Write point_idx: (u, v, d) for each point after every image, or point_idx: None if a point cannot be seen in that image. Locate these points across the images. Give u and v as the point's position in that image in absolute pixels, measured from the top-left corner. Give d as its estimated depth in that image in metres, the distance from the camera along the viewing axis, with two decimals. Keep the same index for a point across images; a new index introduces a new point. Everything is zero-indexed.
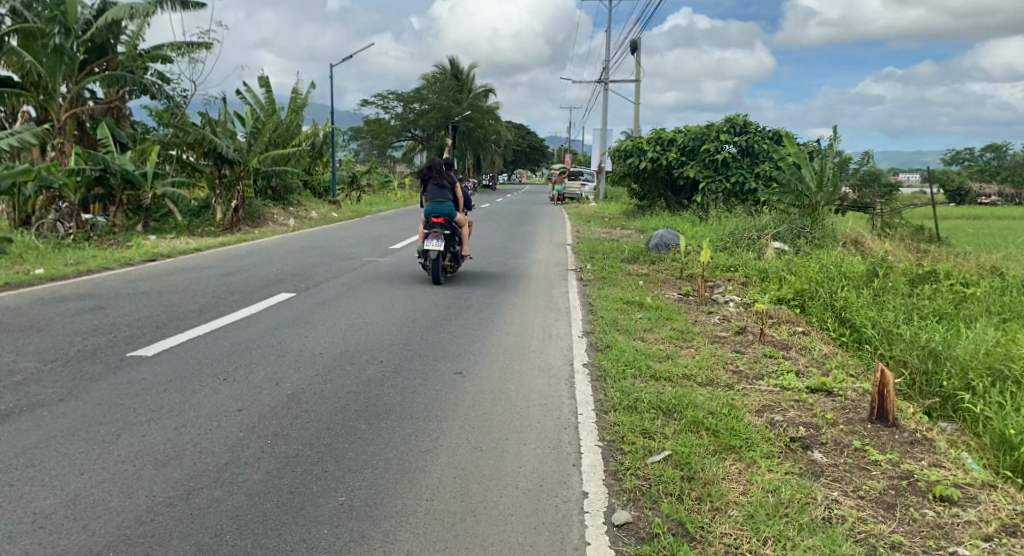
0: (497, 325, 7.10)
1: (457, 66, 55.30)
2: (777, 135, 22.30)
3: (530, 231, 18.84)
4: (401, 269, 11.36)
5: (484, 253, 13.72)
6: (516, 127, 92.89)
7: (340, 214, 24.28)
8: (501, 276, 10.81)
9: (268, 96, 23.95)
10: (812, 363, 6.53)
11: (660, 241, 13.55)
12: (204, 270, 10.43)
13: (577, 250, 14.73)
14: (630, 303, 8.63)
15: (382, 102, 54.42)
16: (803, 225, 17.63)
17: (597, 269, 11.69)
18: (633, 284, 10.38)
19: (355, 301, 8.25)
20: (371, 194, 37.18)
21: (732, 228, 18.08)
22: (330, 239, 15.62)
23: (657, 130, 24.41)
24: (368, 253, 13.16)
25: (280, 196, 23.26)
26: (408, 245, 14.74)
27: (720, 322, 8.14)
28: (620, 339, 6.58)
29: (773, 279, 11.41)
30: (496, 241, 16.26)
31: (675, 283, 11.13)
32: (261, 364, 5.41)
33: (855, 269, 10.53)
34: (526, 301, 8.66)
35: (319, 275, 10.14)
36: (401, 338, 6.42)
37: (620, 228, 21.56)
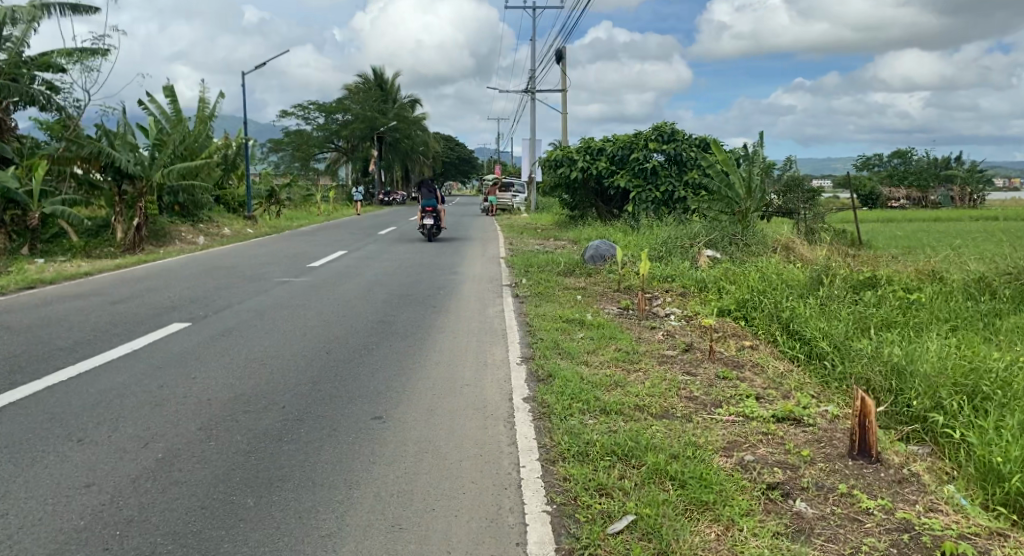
0: (422, 354, 6.26)
1: (380, 78, 54.19)
2: (704, 143, 22.22)
3: (459, 245, 18.06)
4: (318, 289, 10.41)
5: (409, 270, 12.86)
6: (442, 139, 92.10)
7: (256, 231, 22.96)
8: (428, 294, 9.98)
9: (174, 107, 22.47)
10: (769, 384, 5.91)
11: (596, 252, 12.99)
12: (89, 298, 9.25)
13: (509, 263, 14.04)
14: (569, 321, 7.93)
15: (301, 114, 52.77)
16: (734, 232, 17.44)
17: (532, 284, 11.03)
18: (571, 300, 9.71)
19: (260, 329, 7.30)
20: (293, 210, 35.75)
21: (665, 237, 17.76)
22: (242, 258, 14.45)
23: (585, 139, 24.05)
24: (283, 272, 12.14)
25: (189, 212, 21.72)
26: (327, 263, 13.77)
27: (666, 340, 7.50)
28: (561, 365, 5.83)
29: (713, 289, 10.95)
30: (423, 256, 15.44)
31: (613, 298, 10.53)
32: (130, 417, 4.45)
33: (796, 277, 10.15)
34: (454, 322, 7.86)
35: (222, 300, 9.12)
36: (308, 375, 5.51)
37: (551, 239, 21.03)
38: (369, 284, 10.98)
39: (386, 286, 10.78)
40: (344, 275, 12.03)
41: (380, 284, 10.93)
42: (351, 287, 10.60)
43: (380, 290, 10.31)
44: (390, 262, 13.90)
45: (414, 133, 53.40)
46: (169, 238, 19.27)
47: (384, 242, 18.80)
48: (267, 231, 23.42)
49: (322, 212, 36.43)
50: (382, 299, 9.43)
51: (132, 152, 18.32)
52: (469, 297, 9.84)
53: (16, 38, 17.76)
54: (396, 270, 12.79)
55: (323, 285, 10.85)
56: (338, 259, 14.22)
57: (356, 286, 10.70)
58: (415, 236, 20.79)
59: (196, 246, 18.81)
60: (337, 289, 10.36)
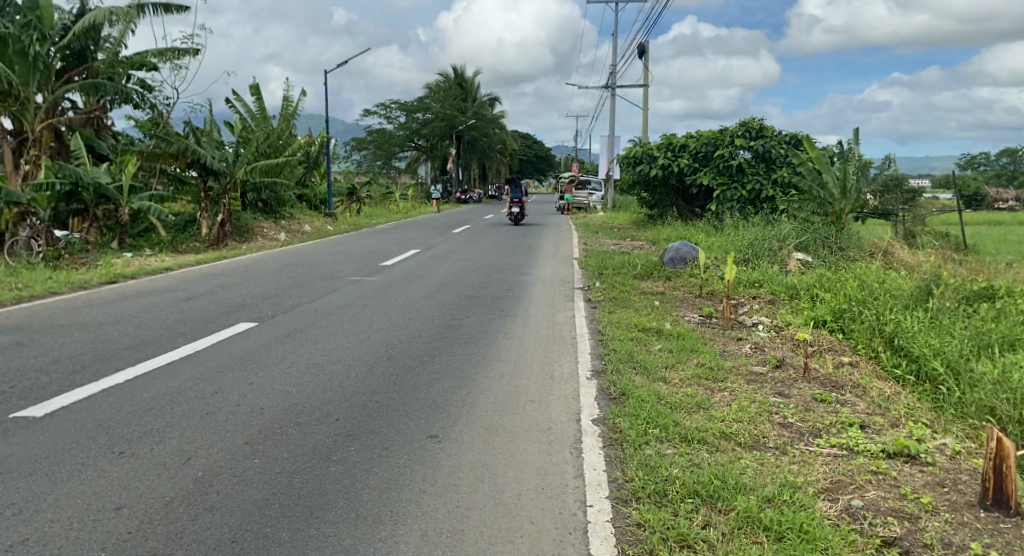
0: (488, 363, 5.88)
1: (461, 75, 54.39)
2: (794, 140, 21.15)
3: (534, 244, 17.68)
4: (388, 289, 10.20)
5: (482, 270, 12.55)
6: (522, 137, 92.05)
7: (336, 227, 23.18)
8: (499, 297, 9.61)
9: (259, 105, 22.90)
10: (873, 410, 5.27)
11: (676, 254, 12.37)
12: (165, 294, 9.29)
13: (585, 264, 13.56)
14: (647, 330, 7.41)
15: (384, 112, 53.45)
16: (826, 234, 16.46)
17: (608, 288, 10.54)
18: (650, 306, 9.18)
19: (325, 331, 7.07)
20: (373, 206, 36.17)
21: (751, 239, 16.92)
22: (318, 255, 14.45)
23: (667, 135, 23.29)
24: (356, 271, 12.02)
25: (271, 209, 22.07)
26: (401, 261, 13.61)
27: (754, 354, 6.90)
28: (637, 382, 5.33)
29: (804, 297, 10.20)
30: (498, 255, 15.14)
31: (695, 304, 9.92)
32: (178, 426, 4.22)
33: (898, 286, 9.32)
34: (525, 328, 7.46)
35: (292, 299, 8.99)
36: (366, 384, 5.20)
37: (630, 239, 20.40)
38: (440, 284, 10.70)
39: (458, 286, 10.48)
40: (416, 274, 11.81)
41: (451, 285, 10.64)
42: (422, 287, 10.34)
43: (451, 291, 10.00)
44: (463, 262, 13.62)
45: (493, 131, 53.37)
46: (252, 234, 19.61)
47: (459, 240, 18.60)
48: (347, 228, 23.62)
49: (402, 209, 36.71)
50: (452, 301, 9.11)
51: (217, 149, 18.71)
52: (542, 301, 9.43)
53: (114, 38, 18.35)
54: (468, 270, 12.49)
55: (394, 285, 10.63)
56: (412, 258, 14.05)
57: (427, 286, 10.44)
58: (491, 235, 20.55)
59: (277, 242, 19.07)
60: (408, 290, 10.13)
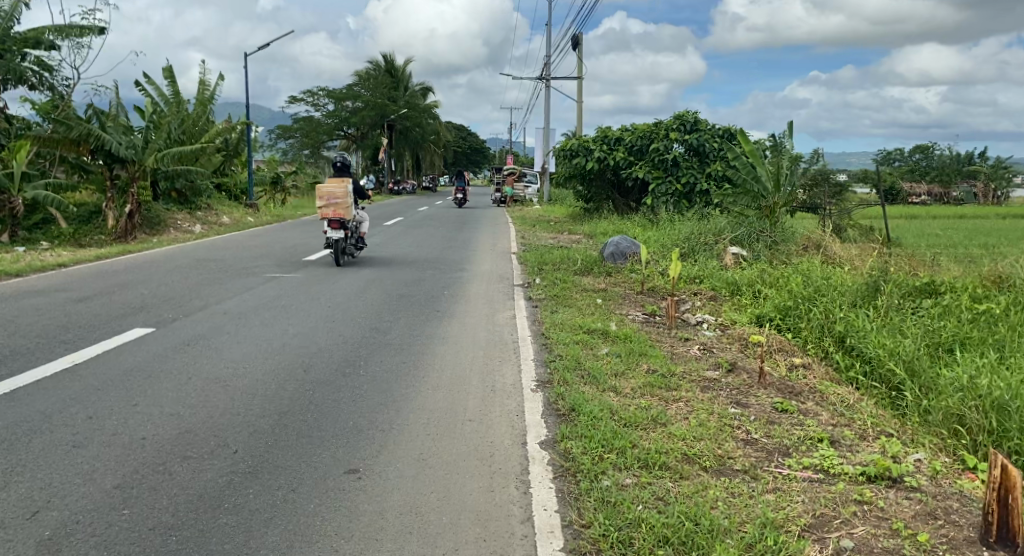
0: (417, 375, 5.23)
1: (391, 64, 53.09)
2: (728, 133, 21.06)
3: (468, 238, 17.04)
4: (309, 287, 9.40)
5: (413, 266, 11.84)
6: (455, 128, 91.00)
7: (258, 219, 21.99)
8: (430, 295, 8.93)
9: (173, 90, 21.50)
10: (838, 420, 4.85)
11: (616, 249, 11.94)
12: (54, 294, 8.28)
13: (522, 259, 13.01)
14: (590, 331, 6.87)
15: (311, 100, 51.78)
16: (761, 229, 16.35)
17: (547, 285, 10.01)
18: (592, 305, 8.66)
19: (233, 337, 6.28)
20: (299, 198, 34.82)
21: (686, 233, 16.70)
22: (235, 250, 13.46)
23: (602, 128, 22.97)
24: (276, 267, 11.15)
25: (186, 200, 20.69)
26: (326, 256, 12.78)
27: (705, 357, 6.44)
28: (586, 395, 4.78)
29: (748, 294, 9.88)
30: (431, 250, 14.43)
31: (638, 302, 9.47)
32: (32, 467, 3.45)
33: (844, 281, 9.04)
34: (459, 332, 6.82)
35: (201, 299, 8.13)
36: (275, 403, 4.49)
37: (566, 233, 19.98)
38: (366, 282, 9.96)
39: (385, 284, 9.76)
40: (341, 271, 11.02)
41: (378, 282, 9.91)
42: (346, 285, 9.57)
43: (378, 290, 9.27)
44: (393, 257, 12.88)
45: (425, 122, 52.37)
46: (164, 226, 18.28)
47: (389, 234, 17.79)
48: (270, 220, 22.47)
49: (330, 201, 35.49)
50: (378, 301, 8.39)
51: (125, 134, 17.34)
52: (477, 300, 8.80)
53: (6, 12, 16.77)
54: (397, 266, 11.76)
55: (316, 282, 9.84)
56: (338, 253, 13.22)
57: (352, 284, 9.68)
58: (423, 228, 19.78)
59: (192, 235, 17.84)
60: (331, 288, 9.36)
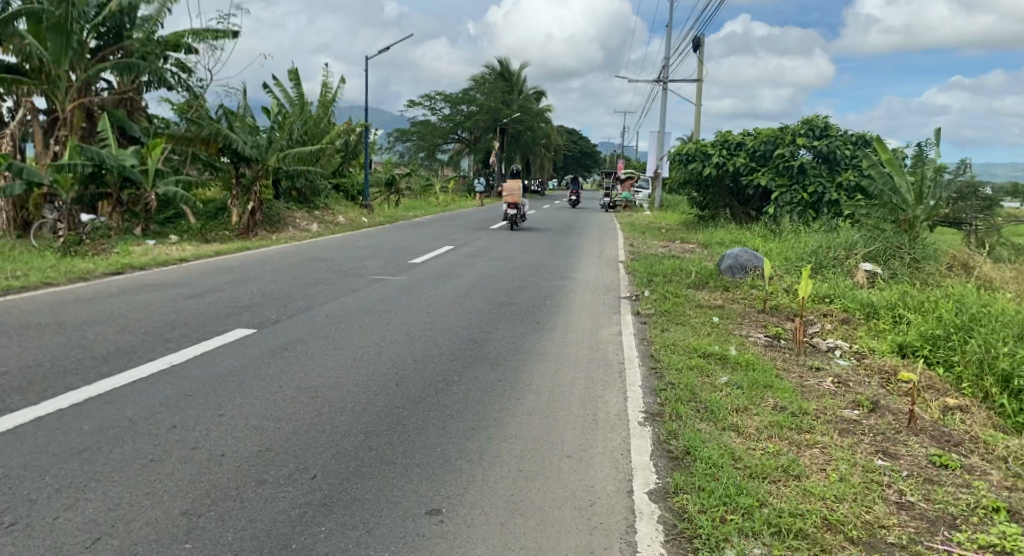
0: (515, 396, 4.81)
1: (508, 67, 53.30)
2: (862, 140, 19.62)
3: (577, 244, 16.55)
4: (413, 291, 9.17)
5: (519, 272, 11.47)
6: (568, 132, 90.66)
7: (372, 219, 22.31)
8: (535, 305, 8.50)
9: (298, 91, 22.12)
10: (1009, 484, 4.10)
11: (735, 262, 11.17)
12: (166, 289, 8.38)
13: (632, 269, 12.41)
14: (708, 355, 6.26)
15: (429, 103, 52.70)
16: (898, 244, 15.04)
17: (660, 298, 9.41)
18: (710, 324, 8.00)
19: (328, 342, 6.04)
20: (411, 198, 35.33)
21: (813, 246, 15.58)
22: (344, 250, 13.52)
23: (723, 133, 21.95)
24: (382, 268, 11.03)
25: (305, 199, 21.21)
26: (432, 259, 12.60)
27: (839, 392, 5.72)
28: (705, 435, 4.22)
29: (885, 319, 8.94)
30: (538, 255, 14.04)
31: (759, 322, 8.72)
32: (105, 483, 3.23)
33: (1001, 309, 7.98)
34: (563, 348, 6.35)
35: (305, 300, 8.02)
36: (361, 421, 4.17)
37: (680, 241, 19.15)
38: (471, 288, 9.65)
39: (490, 291, 9.41)
40: (446, 274, 10.78)
41: (483, 289, 9.57)
42: (450, 291, 9.28)
43: (482, 297, 8.93)
44: (499, 262, 12.56)
45: (539, 125, 52.27)
46: (283, 223, 18.75)
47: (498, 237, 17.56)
48: (383, 220, 22.77)
49: (442, 202, 35.82)
50: (480, 309, 8.03)
51: (252, 134, 17.90)
52: (584, 312, 8.30)
53: (150, 17, 17.63)
54: (504, 272, 11.42)
55: (420, 286, 9.61)
56: (445, 256, 13.03)
57: (456, 290, 9.39)
58: (533, 232, 19.45)
59: (308, 233, 18.21)
60: (435, 293, 9.09)
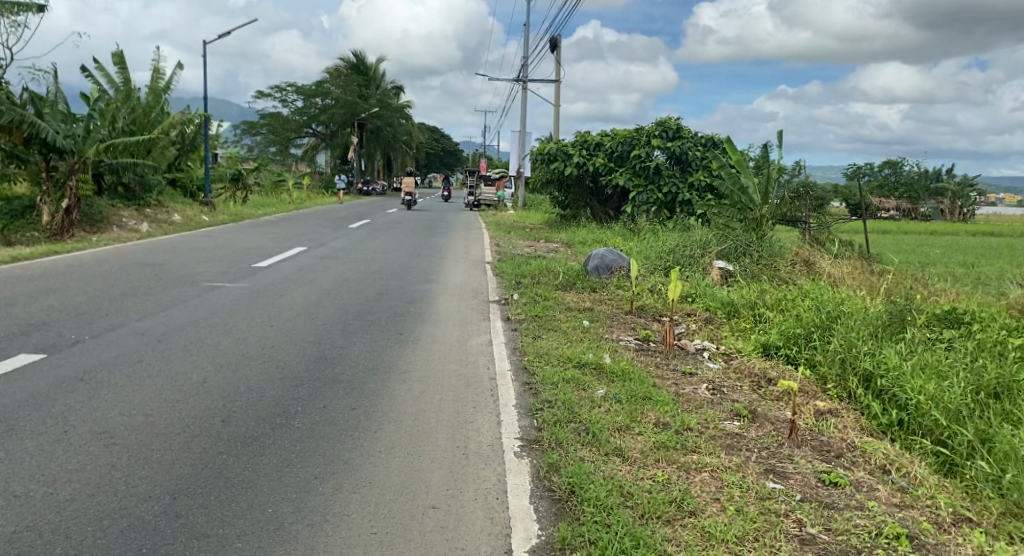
0: (368, 428, 4.10)
1: (362, 61, 51.67)
2: (711, 141, 20.23)
3: (438, 244, 15.91)
4: (254, 300, 8.19)
5: (376, 276, 10.67)
6: (427, 130, 89.64)
7: (214, 218, 20.60)
8: (392, 313, 7.77)
9: (124, 78, 20.01)
10: (901, 499, 3.86)
11: (601, 262, 10.94)
12: None
13: (496, 270, 11.91)
14: (581, 365, 5.79)
15: (279, 96, 50.19)
16: (748, 242, 15.51)
17: (528, 302, 8.95)
18: (580, 328, 7.59)
19: (142, 368, 5.06)
20: (261, 196, 33.31)
21: (670, 245, 15.79)
22: (178, 253, 12.15)
23: (581, 132, 22.02)
24: (220, 274, 9.90)
25: (134, 195, 19.22)
26: (279, 262, 11.53)
27: (717, 401, 5.40)
28: (588, 466, 3.69)
29: (747, 319, 8.92)
30: (397, 257, 13.27)
31: (627, 324, 8.44)
32: None
33: (856, 306, 8.08)
34: (424, 363, 5.68)
35: (123, 314, 6.89)
36: (169, 477, 3.33)
37: (541, 241, 18.97)
38: (321, 294, 8.77)
39: (343, 298, 8.58)
40: (294, 280, 9.81)
41: (334, 296, 8.71)
42: (297, 299, 8.37)
43: (334, 305, 8.08)
44: (355, 265, 11.69)
45: (396, 121, 51.05)
46: (105, 223, 16.82)
47: (353, 238, 16.56)
48: (226, 219, 21.10)
49: (295, 201, 34.03)
50: (331, 320, 7.21)
51: (64, 122, 15.92)
52: (447, 320, 7.65)
53: None
54: (359, 276, 10.58)
55: (263, 294, 8.62)
56: (294, 259, 11.99)
57: (304, 297, 8.49)
58: (391, 232, 18.60)
59: (138, 234, 16.43)
60: (279, 302, 8.14)
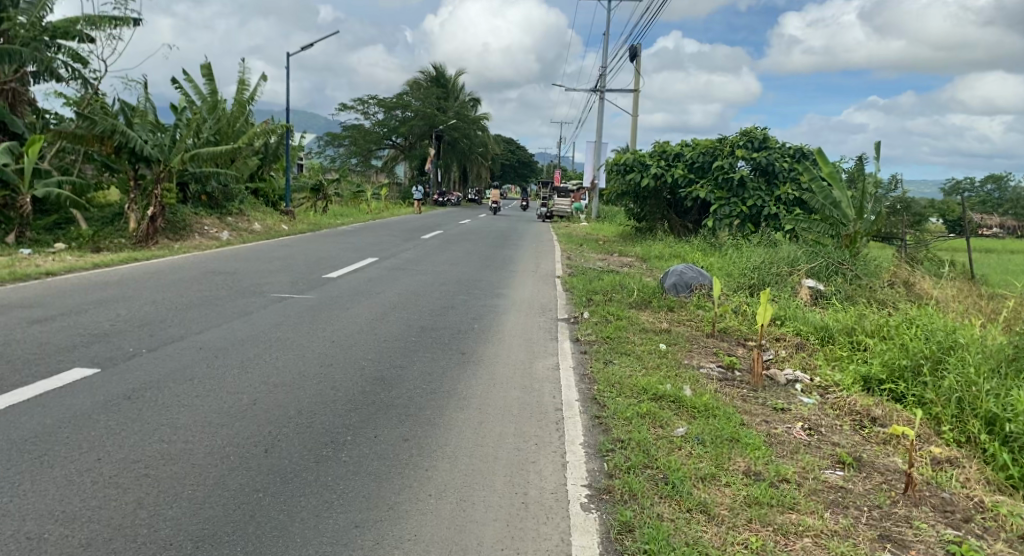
0: (420, 466, 3.71)
1: (442, 73, 52.13)
2: (800, 153, 19.24)
3: (510, 257, 15.55)
4: (319, 312, 7.96)
5: (445, 289, 10.37)
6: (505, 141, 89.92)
7: (292, 227, 20.84)
8: (457, 331, 7.39)
9: (211, 88, 20.49)
10: None
11: (679, 280, 10.34)
12: (13, 312, 6.97)
13: (569, 286, 11.43)
14: (659, 396, 5.27)
15: (361, 107, 51.11)
16: (840, 260, 14.57)
17: (601, 321, 8.44)
18: (657, 352, 7.04)
19: (190, 386, 4.81)
20: (340, 205, 33.77)
21: (754, 262, 14.97)
22: (252, 262, 12.15)
23: (661, 143, 21.34)
24: (289, 285, 9.75)
25: (217, 204, 19.57)
26: (348, 273, 11.34)
27: (815, 445, 4.80)
28: (668, 528, 3.19)
29: (842, 346, 8.19)
30: (467, 269, 12.95)
31: (710, 349, 7.83)
32: None
33: (969, 336, 7.25)
34: (486, 388, 5.26)
35: (183, 325, 6.72)
36: (195, 524, 3.01)
37: (618, 254, 18.39)
38: (387, 308, 8.49)
39: (409, 312, 8.28)
40: (362, 292, 9.58)
41: (400, 310, 8.41)
42: (362, 312, 8.10)
43: (399, 320, 7.77)
44: (424, 278, 11.42)
45: (474, 133, 51.25)
46: (188, 230, 17.09)
47: (425, 249, 16.37)
48: (305, 228, 21.33)
49: (372, 210, 34.36)
50: (393, 336, 6.88)
51: (153, 132, 16.32)
52: (515, 338, 7.23)
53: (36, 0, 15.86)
54: (427, 288, 10.28)
55: (328, 306, 8.39)
56: (364, 270, 11.82)
57: (369, 311, 8.21)
58: (464, 243, 18.35)
59: (217, 242, 16.64)
60: (343, 314, 7.88)
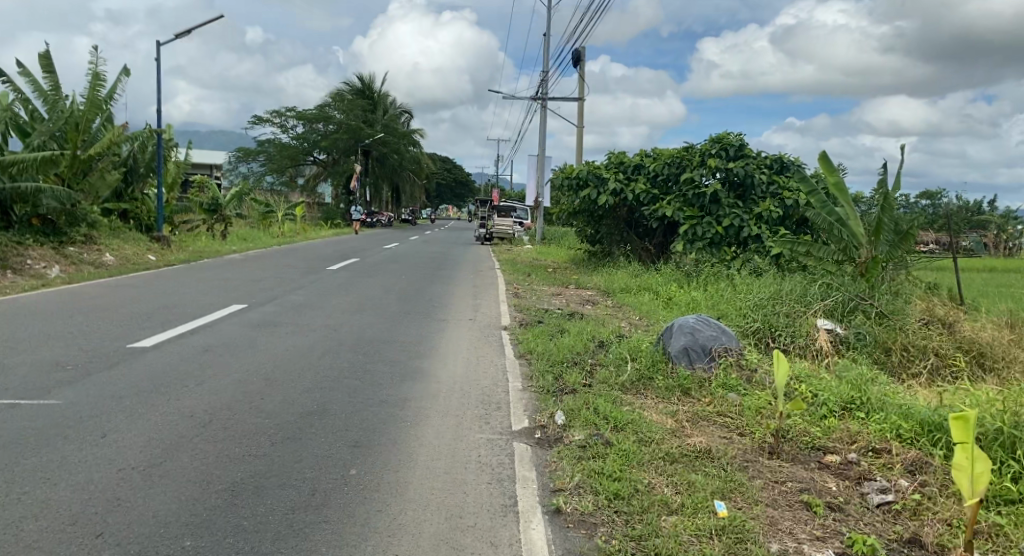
0: None
1: (368, 85, 48.12)
2: (781, 163, 16.13)
3: (439, 297, 11.73)
4: (30, 451, 3.96)
5: (327, 365, 6.48)
6: (442, 162, 86.37)
7: (162, 257, 16.49)
8: (306, 501, 3.59)
9: (52, 82, 16.07)
10: None
11: (691, 342, 6.73)
12: None
13: (520, 348, 7.67)
14: None
15: (278, 121, 46.53)
16: (862, 293, 11.32)
17: (587, 436, 4.73)
18: (725, 549, 3.42)
19: None
20: (248, 228, 29.46)
21: (753, 298, 11.58)
22: (39, 320, 7.99)
23: (616, 152, 18.04)
24: (47, 372, 5.69)
25: (53, 229, 14.95)
26: (175, 338, 7.31)
27: None
28: None
29: (1004, 476, 4.73)
30: (375, 320, 9.08)
31: (793, 502, 4.29)
32: None
33: None
34: None
35: None
36: None
37: (572, 287, 14.80)
38: (191, 427, 4.56)
39: (228, 440, 4.36)
40: (172, 383, 5.60)
41: (214, 431, 4.50)
42: (129, 443, 4.14)
43: (191, 469, 3.88)
44: (299, 342, 7.49)
45: (403, 149, 47.37)
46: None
47: (324, 285, 12.41)
48: (182, 257, 17.03)
49: (285, 235, 30.05)
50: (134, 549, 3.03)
51: None
52: (426, 520, 3.49)
53: None
54: (294, 367, 6.33)
55: (71, 426, 4.39)
56: (210, 330, 7.78)
57: (146, 439, 4.27)
58: (382, 277, 14.50)
59: (37, 280, 12.29)
60: (79, 456, 3.92)
